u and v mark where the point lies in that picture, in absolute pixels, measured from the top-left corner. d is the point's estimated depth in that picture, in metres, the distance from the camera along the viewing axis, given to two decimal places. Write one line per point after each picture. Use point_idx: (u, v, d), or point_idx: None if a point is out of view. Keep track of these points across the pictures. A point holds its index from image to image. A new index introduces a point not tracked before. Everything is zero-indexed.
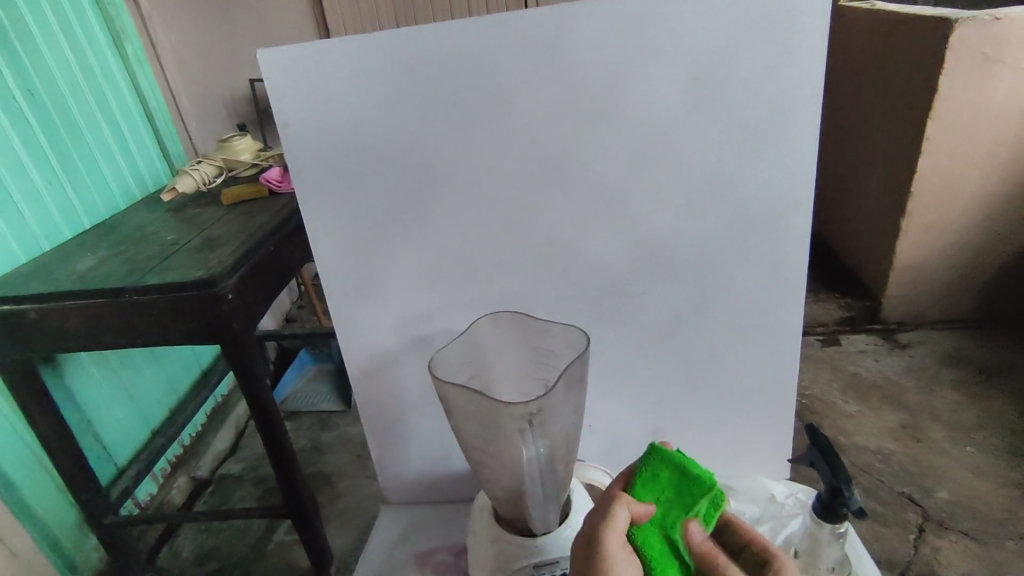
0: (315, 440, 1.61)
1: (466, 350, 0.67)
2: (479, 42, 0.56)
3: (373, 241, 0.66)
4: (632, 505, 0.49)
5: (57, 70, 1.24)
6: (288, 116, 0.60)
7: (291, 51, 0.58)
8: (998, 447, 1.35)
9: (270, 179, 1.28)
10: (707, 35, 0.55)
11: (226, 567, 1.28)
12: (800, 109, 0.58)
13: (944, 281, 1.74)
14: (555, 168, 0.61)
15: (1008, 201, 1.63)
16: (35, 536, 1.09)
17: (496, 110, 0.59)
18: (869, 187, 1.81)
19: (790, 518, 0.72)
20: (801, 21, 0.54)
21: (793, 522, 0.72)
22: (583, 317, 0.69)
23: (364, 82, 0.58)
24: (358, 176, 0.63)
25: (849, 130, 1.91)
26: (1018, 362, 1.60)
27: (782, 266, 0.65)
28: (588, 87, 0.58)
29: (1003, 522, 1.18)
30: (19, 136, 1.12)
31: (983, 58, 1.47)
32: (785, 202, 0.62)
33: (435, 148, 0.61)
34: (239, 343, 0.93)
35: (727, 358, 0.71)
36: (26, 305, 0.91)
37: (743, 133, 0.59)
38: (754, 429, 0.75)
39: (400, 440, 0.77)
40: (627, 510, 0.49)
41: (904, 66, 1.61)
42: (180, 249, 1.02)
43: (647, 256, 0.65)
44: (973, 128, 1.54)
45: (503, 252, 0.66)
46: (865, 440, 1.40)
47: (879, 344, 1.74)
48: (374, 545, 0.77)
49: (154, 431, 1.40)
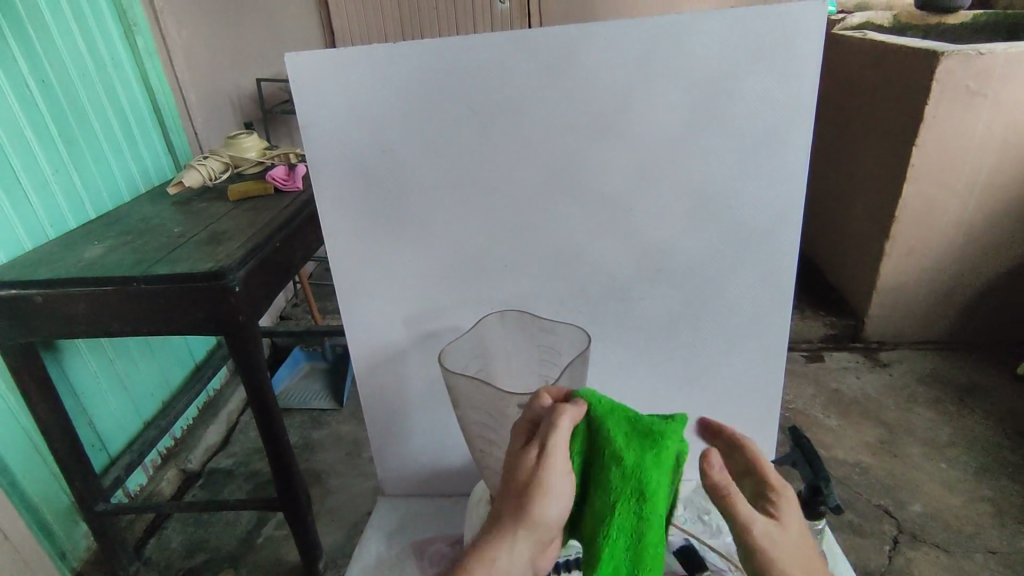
0: (306, 437, 1.63)
1: (475, 346, 0.71)
2: (500, 56, 0.60)
3: (386, 241, 0.69)
4: (558, 421, 0.50)
5: (69, 60, 1.26)
6: (312, 117, 0.63)
7: (320, 56, 0.61)
8: (970, 463, 1.40)
9: (277, 177, 1.30)
10: (709, 63, 0.59)
11: (214, 559, 1.29)
12: (793, 132, 0.62)
13: (924, 303, 1.80)
14: (565, 178, 0.65)
15: (987, 229, 1.70)
16: (27, 519, 1.09)
17: (512, 121, 0.62)
18: (855, 209, 1.88)
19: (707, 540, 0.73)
20: (797, 53, 0.59)
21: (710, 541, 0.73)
22: (583, 319, 0.72)
23: (388, 88, 0.62)
24: (377, 177, 0.66)
25: (837, 153, 1.98)
26: (993, 384, 1.66)
27: (774, 278, 0.69)
28: (600, 104, 0.61)
29: (971, 536, 1.23)
30: (29, 124, 1.14)
31: (967, 90, 1.53)
32: (776, 218, 0.66)
33: (453, 153, 0.64)
34: (244, 336, 0.95)
35: (719, 365, 0.74)
36: (33, 291, 0.93)
37: (739, 152, 0.63)
38: (741, 434, 0.79)
39: (402, 432, 0.80)
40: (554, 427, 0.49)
41: (893, 94, 1.68)
42: (188, 241, 1.05)
43: (645, 264, 0.69)
44: (956, 157, 1.60)
45: (511, 255, 0.69)
46: (844, 454, 1.44)
47: (860, 362, 1.79)
48: (373, 533, 0.79)
49: (146, 421, 1.41)
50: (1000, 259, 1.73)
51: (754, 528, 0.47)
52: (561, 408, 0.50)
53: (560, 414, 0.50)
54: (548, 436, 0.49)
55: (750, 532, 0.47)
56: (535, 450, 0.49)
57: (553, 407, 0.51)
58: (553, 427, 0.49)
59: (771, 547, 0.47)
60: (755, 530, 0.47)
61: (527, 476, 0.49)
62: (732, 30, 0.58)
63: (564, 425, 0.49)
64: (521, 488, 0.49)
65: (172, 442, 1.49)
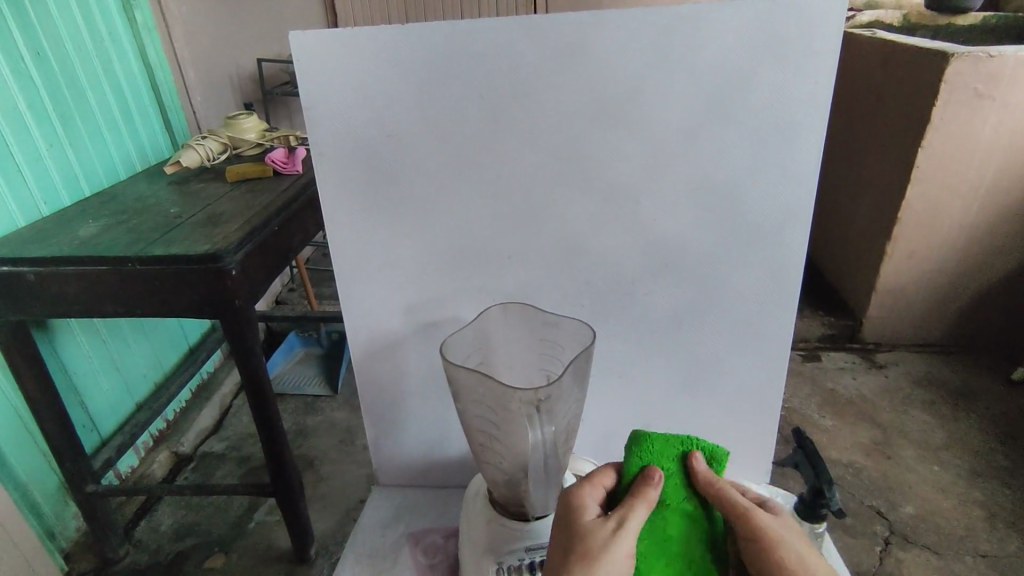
0: (298, 423, 1.62)
1: (477, 338, 0.70)
2: (511, 43, 0.58)
3: (391, 228, 0.67)
4: (646, 499, 0.50)
5: (64, 32, 1.23)
6: (317, 99, 0.62)
7: (325, 36, 0.59)
8: (963, 468, 1.40)
9: (275, 160, 1.29)
10: (723, 56, 0.58)
11: (205, 543, 1.28)
12: (805, 129, 0.61)
13: (924, 305, 1.80)
14: (579, 167, 0.63)
15: (989, 234, 1.69)
16: (17, 499, 1.09)
17: (521, 106, 0.61)
18: (860, 208, 1.86)
19: None
20: (815, 47, 0.57)
21: None
22: (586, 313, 0.71)
23: (396, 71, 0.60)
24: (384, 162, 0.64)
25: (844, 151, 1.96)
26: (989, 388, 1.66)
27: (780, 276, 0.68)
28: (611, 93, 0.60)
29: (961, 538, 1.23)
30: (23, 97, 1.11)
31: (975, 93, 1.52)
32: (784, 216, 0.65)
33: (463, 138, 0.63)
34: (240, 320, 0.94)
35: (724, 364, 0.74)
36: (25, 268, 0.91)
37: (751, 145, 0.62)
38: (739, 432, 0.79)
39: (398, 422, 0.79)
40: (642, 506, 0.50)
41: (902, 92, 1.66)
42: (185, 222, 1.03)
43: (651, 258, 0.68)
44: (961, 159, 1.59)
45: (516, 244, 0.68)
46: (838, 454, 1.45)
47: (856, 362, 1.79)
48: (366, 522, 0.78)
49: (138, 403, 1.39)
50: (1001, 263, 1.73)
51: (757, 515, 0.50)
52: (647, 493, 0.51)
53: (649, 493, 0.51)
54: (627, 507, 0.50)
55: (751, 516, 0.50)
56: (613, 521, 0.49)
57: (638, 496, 0.51)
58: (640, 504, 0.50)
59: (773, 531, 0.50)
60: (756, 514, 0.50)
61: (597, 536, 0.49)
62: (751, 22, 0.57)
63: (642, 509, 0.50)
64: (587, 542, 0.48)
65: (163, 425, 1.49)
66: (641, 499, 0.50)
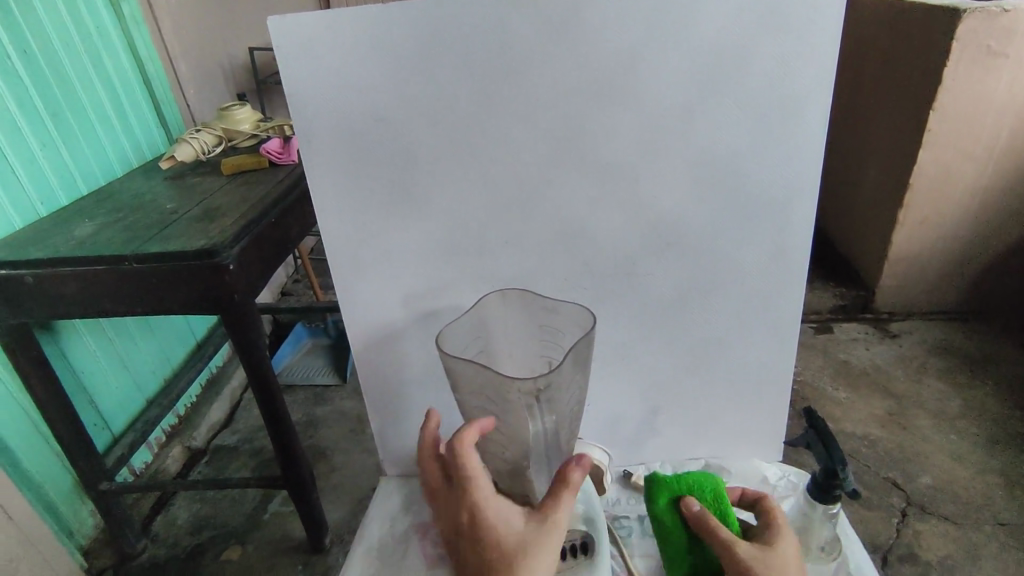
0: (310, 413, 1.62)
1: (476, 326, 0.69)
2: (496, 19, 0.56)
3: (382, 219, 0.66)
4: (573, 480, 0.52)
5: (50, 29, 1.21)
6: (301, 88, 0.60)
7: (303, 20, 0.57)
8: (981, 436, 1.38)
9: (271, 150, 1.27)
10: (719, 24, 0.55)
11: (221, 536, 1.29)
12: (809, 96, 0.58)
13: (937, 271, 1.76)
14: (572, 146, 0.61)
15: (1004, 196, 1.65)
16: (32, 499, 1.10)
17: (511, 85, 0.59)
18: (869, 176, 1.82)
19: (781, 500, 0.75)
20: (817, 8, 0.55)
21: (784, 503, 0.75)
22: (588, 297, 0.70)
23: (381, 55, 0.58)
24: (372, 149, 0.62)
25: (852, 116, 1.91)
26: (1006, 353, 1.63)
27: (786, 249, 0.66)
28: (606, 67, 0.57)
29: (980, 507, 1.22)
30: (14, 97, 1.10)
31: (988, 50, 1.46)
32: (789, 189, 0.62)
33: (454, 120, 0.60)
34: (240, 315, 0.93)
35: (732, 342, 0.72)
36: (23, 270, 0.90)
37: (753, 117, 0.59)
38: (748, 412, 0.77)
39: (402, 414, 0.78)
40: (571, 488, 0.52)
41: (912, 52, 1.60)
42: (181, 218, 1.02)
43: (655, 236, 0.65)
44: (974, 120, 1.55)
45: (511, 229, 0.66)
46: (853, 427, 1.43)
47: (869, 333, 1.76)
48: (374, 515, 0.78)
49: (148, 400, 1.40)
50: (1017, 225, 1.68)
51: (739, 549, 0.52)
52: (571, 476, 0.52)
53: (575, 474, 0.52)
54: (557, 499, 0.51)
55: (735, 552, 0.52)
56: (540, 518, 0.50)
57: (565, 480, 0.52)
58: (566, 488, 0.52)
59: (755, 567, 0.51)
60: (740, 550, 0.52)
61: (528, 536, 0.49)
62: None
63: (569, 494, 0.52)
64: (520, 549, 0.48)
65: (176, 420, 1.49)
66: (567, 482, 0.52)
